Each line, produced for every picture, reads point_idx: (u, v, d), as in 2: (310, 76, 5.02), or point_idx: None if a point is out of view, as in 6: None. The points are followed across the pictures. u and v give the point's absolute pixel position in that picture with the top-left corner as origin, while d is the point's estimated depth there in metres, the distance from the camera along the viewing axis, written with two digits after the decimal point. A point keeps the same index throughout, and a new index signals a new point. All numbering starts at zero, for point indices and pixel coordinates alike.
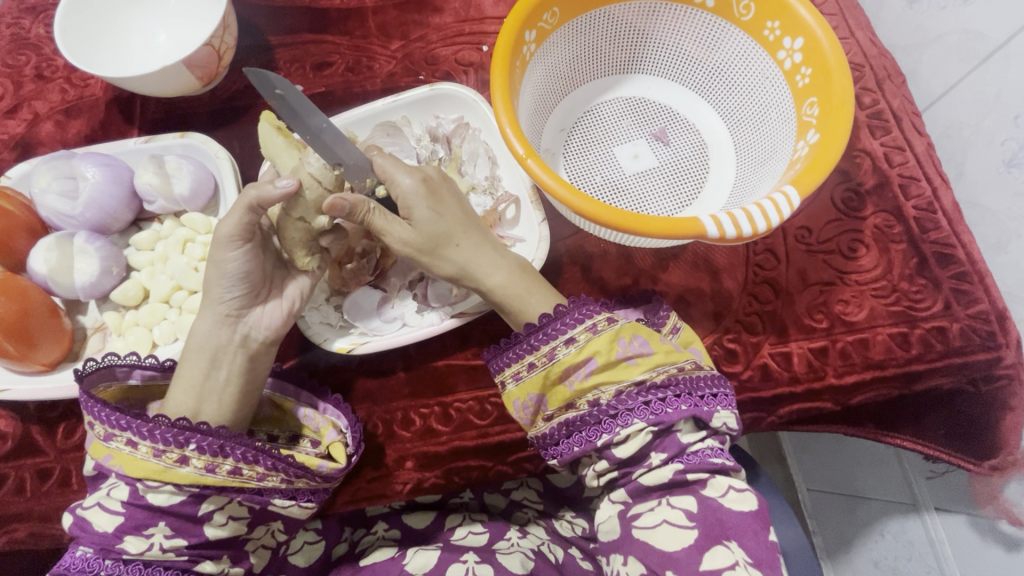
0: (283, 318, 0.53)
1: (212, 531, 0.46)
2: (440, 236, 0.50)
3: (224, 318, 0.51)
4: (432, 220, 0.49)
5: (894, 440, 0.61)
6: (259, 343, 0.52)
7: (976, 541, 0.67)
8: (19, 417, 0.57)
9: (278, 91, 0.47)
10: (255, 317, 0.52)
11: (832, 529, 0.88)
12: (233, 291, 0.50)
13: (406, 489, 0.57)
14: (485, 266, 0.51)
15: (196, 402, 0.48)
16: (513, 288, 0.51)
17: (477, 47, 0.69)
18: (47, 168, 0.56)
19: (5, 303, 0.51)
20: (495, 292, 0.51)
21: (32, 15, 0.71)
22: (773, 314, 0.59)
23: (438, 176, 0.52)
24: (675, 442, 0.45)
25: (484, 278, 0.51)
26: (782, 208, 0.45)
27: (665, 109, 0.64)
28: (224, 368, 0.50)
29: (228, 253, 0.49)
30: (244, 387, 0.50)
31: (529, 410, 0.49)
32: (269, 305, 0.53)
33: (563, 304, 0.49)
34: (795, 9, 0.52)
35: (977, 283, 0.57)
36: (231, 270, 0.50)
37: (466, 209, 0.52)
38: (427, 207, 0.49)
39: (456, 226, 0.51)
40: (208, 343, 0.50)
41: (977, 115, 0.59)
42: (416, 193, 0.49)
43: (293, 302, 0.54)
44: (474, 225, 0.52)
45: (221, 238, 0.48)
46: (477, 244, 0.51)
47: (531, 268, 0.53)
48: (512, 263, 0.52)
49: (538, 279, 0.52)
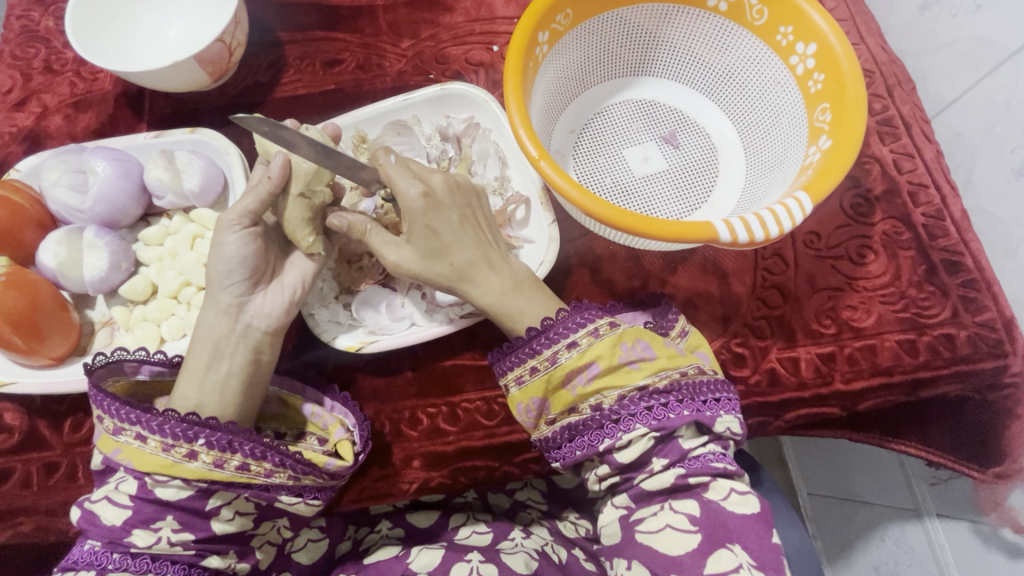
0: (284, 305, 0.53)
1: (219, 526, 0.46)
2: (438, 253, 0.48)
3: (226, 308, 0.51)
4: (426, 239, 0.48)
5: (898, 446, 0.61)
6: (262, 332, 0.51)
7: (978, 547, 0.68)
8: (26, 411, 0.57)
9: (265, 129, 0.45)
10: (256, 305, 0.52)
11: (832, 534, 0.88)
12: (232, 277, 0.50)
13: (412, 489, 0.57)
14: (480, 284, 0.49)
15: (197, 397, 0.48)
16: (507, 304, 0.50)
17: (487, 47, 0.69)
18: (58, 161, 0.56)
19: (16, 296, 0.51)
20: (489, 309, 0.50)
21: (42, 8, 0.71)
22: (781, 319, 0.59)
23: (446, 190, 0.49)
24: (676, 448, 0.45)
25: (478, 294, 0.50)
26: (795, 213, 0.45)
27: (674, 113, 0.64)
28: (226, 360, 0.49)
29: (226, 237, 0.49)
30: (246, 382, 0.50)
31: (532, 413, 0.49)
32: (270, 291, 0.52)
33: (559, 312, 0.49)
34: (809, 14, 0.52)
35: (986, 291, 0.57)
36: (230, 254, 0.49)
37: (471, 225, 0.50)
38: (425, 225, 0.48)
39: (454, 244, 0.48)
40: (210, 333, 0.50)
41: (986, 123, 0.60)
42: (416, 208, 0.47)
43: (294, 289, 0.53)
44: (477, 240, 0.50)
45: (224, 221, 0.49)
46: (474, 260, 0.49)
47: (533, 285, 0.51)
48: (513, 279, 0.51)
49: (541, 298, 0.51)
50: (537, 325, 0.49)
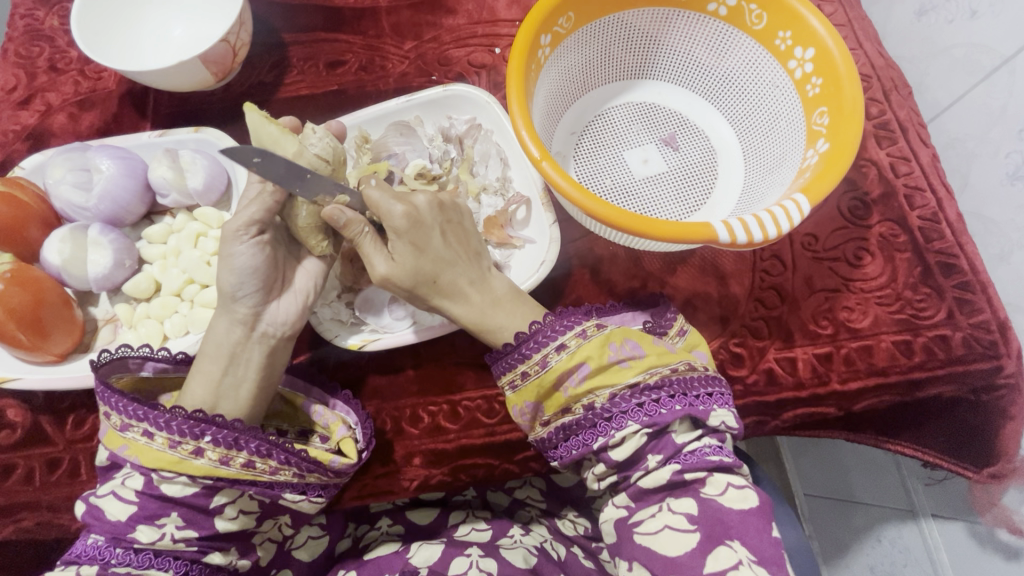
0: (299, 310, 0.53)
1: (222, 524, 0.47)
2: (421, 274, 0.49)
3: (242, 318, 0.51)
4: (411, 258, 0.48)
5: (894, 446, 0.62)
6: (277, 338, 0.52)
7: (972, 547, 0.68)
8: (29, 407, 0.57)
9: (256, 159, 0.42)
10: (271, 312, 0.52)
11: (829, 534, 0.88)
12: (245, 288, 0.50)
13: (413, 486, 0.58)
14: (463, 302, 0.51)
15: (214, 398, 0.48)
16: (488, 318, 0.51)
17: (489, 49, 0.70)
18: (62, 159, 0.56)
19: (19, 293, 0.51)
20: (470, 326, 0.51)
21: (47, 7, 0.71)
22: (779, 320, 0.59)
23: (429, 209, 0.49)
24: (670, 443, 0.46)
25: (461, 312, 0.51)
26: (793, 215, 0.46)
27: (674, 115, 0.65)
28: (243, 365, 0.50)
29: (235, 247, 0.49)
30: (260, 384, 0.51)
31: (527, 416, 0.50)
32: (283, 299, 0.53)
33: (545, 317, 0.50)
34: (808, 19, 0.53)
35: (981, 293, 0.58)
36: (240, 265, 0.50)
37: (453, 242, 0.51)
38: (408, 245, 0.48)
39: (437, 262, 0.49)
40: (224, 342, 0.50)
41: (981, 128, 0.60)
42: (399, 229, 0.48)
43: (308, 293, 0.54)
44: (459, 258, 0.51)
45: (229, 231, 0.49)
46: (456, 279, 0.50)
47: (517, 297, 0.52)
48: (494, 295, 0.52)
49: (523, 309, 0.51)
50: (525, 331, 0.50)
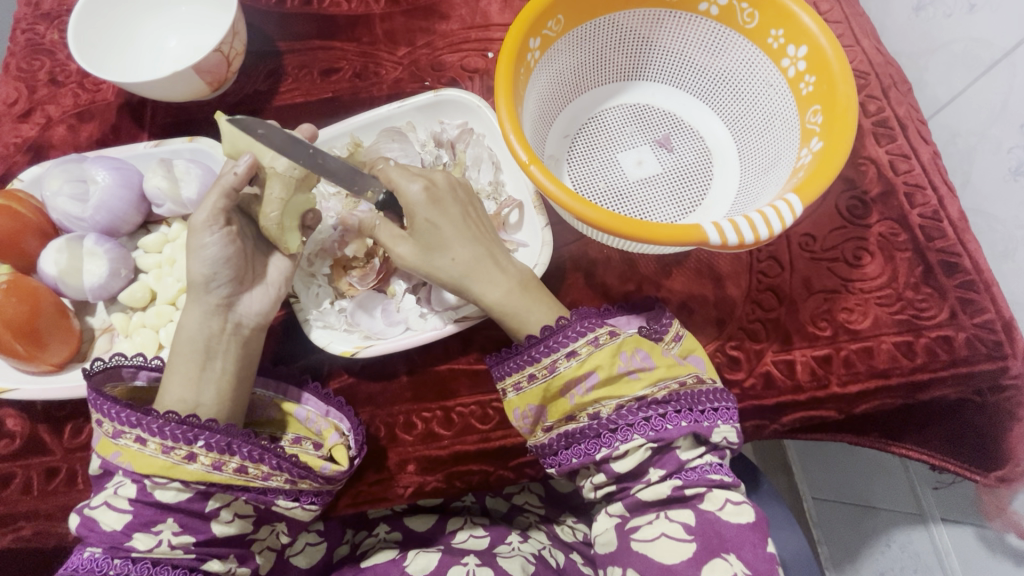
0: (271, 302, 0.54)
1: (220, 528, 0.47)
2: (439, 242, 0.49)
3: (214, 309, 0.51)
4: (432, 229, 0.49)
5: (900, 449, 0.61)
6: (250, 329, 0.53)
7: (983, 553, 0.67)
8: (29, 417, 0.58)
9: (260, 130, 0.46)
10: (245, 304, 0.53)
11: (838, 540, 0.87)
12: (219, 278, 0.51)
13: (407, 493, 0.57)
14: (487, 280, 0.50)
15: (194, 396, 0.48)
16: (511, 304, 0.50)
17: (482, 54, 0.69)
18: (58, 171, 0.56)
19: (17, 304, 0.52)
20: (495, 306, 0.50)
21: (47, 21, 0.73)
22: (776, 322, 0.58)
23: (448, 186, 0.51)
24: (673, 459, 0.45)
25: (484, 290, 0.50)
26: (786, 215, 0.45)
27: (668, 116, 0.65)
28: (220, 358, 0.50)
29: (205, 238, 0.49)
30: (237, 379, 0.51)
31: (529, 419, 0.49)
32: (256, 291, 0.54)
33: (565, 316, 0.49)
34: (799, 16, 0.52)
35: (984, 292, 0.57)
36: (211, 256, 0.50)
37: (473, 222, 0.51)
38: (428, 218, 0.49)
39: (458, 236, 0.49)
40: (200, 334, 0.50)
41: (983, 123, 0.59)
42: (418, 202, 0.49)
43: (279, 286, 0.55)
44: (478, 236, 0.51)
45: (199, 223, 0.49)
46: (478, 258, 0.50)
47: (537, 286, 0.52)
48: (518, 278, 0.51)
49: (544, 297, 0.51)
50: (538, 333, 0.49)
